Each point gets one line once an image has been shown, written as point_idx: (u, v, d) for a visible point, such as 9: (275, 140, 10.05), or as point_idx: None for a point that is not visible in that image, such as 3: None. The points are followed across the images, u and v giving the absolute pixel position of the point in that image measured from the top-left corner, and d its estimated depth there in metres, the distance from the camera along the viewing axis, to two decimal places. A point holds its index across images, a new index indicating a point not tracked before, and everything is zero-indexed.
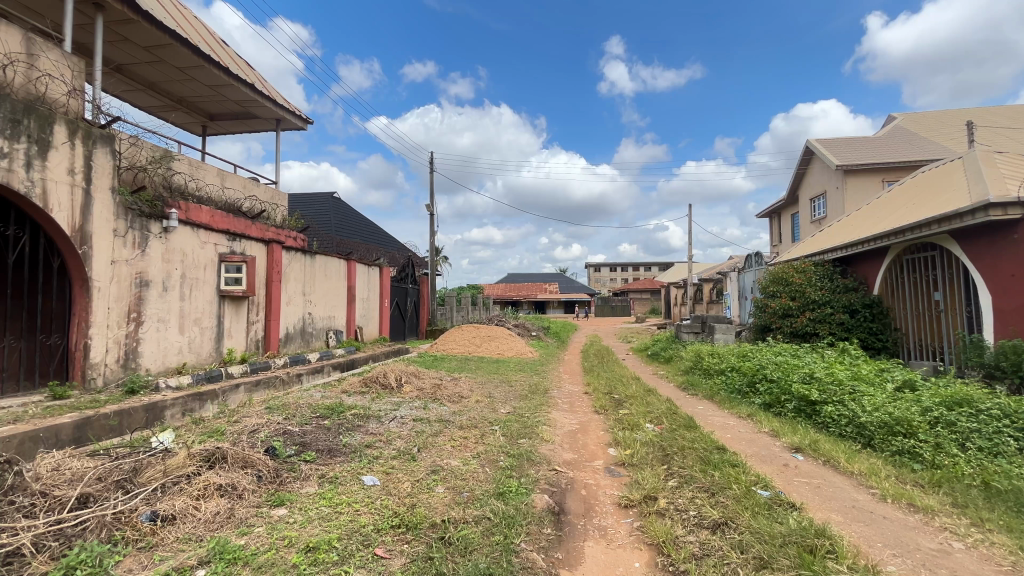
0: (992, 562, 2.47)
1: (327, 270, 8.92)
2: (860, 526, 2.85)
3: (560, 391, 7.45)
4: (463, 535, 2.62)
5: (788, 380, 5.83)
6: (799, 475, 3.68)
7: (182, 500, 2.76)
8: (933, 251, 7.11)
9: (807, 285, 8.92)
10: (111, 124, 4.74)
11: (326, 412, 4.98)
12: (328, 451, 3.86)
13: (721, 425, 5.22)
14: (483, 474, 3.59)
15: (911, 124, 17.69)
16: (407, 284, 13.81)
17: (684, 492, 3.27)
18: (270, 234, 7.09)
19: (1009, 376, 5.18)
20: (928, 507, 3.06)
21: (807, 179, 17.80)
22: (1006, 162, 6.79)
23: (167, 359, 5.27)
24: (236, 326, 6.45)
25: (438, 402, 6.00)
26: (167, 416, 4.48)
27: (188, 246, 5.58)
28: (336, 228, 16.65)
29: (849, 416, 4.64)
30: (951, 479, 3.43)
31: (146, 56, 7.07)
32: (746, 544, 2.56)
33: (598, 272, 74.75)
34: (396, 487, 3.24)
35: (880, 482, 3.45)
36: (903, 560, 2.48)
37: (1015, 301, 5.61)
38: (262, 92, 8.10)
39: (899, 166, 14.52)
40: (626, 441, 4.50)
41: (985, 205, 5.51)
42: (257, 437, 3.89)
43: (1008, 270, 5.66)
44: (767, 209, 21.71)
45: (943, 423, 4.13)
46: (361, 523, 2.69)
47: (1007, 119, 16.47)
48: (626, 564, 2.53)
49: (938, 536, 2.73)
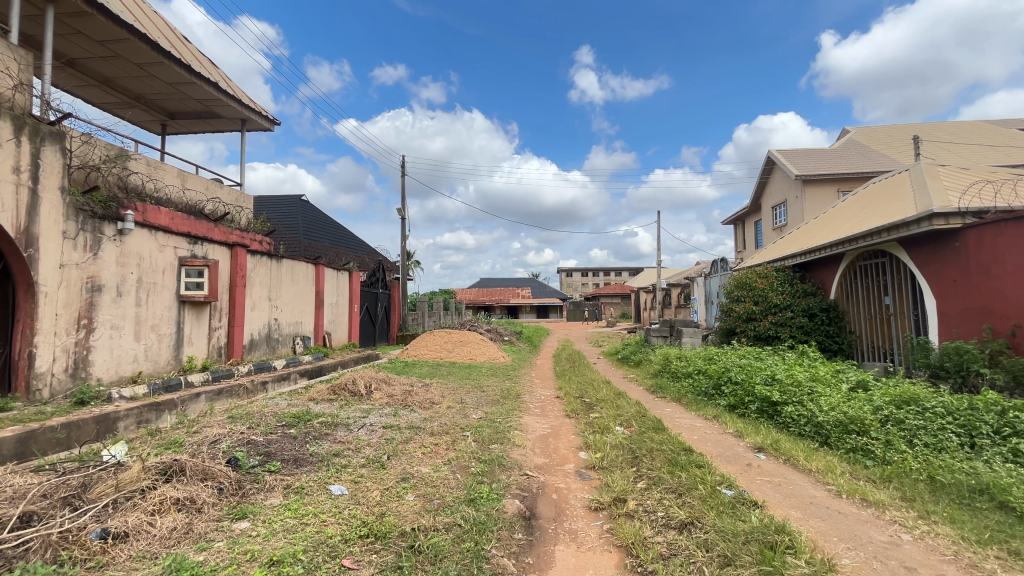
0: (938, 552, 2.62)
1: (294, 275, 8.72)
2: (816, 522, 2.97)
3: (532, 396, 7.48)
4: (433, 542, 2.60)
5: (751, 382, 6.05)
6: (761, 474, 3.80)
7: (136, 516, 2.64)
8: (882, 258, 7.53)
9: (769, 290, 9.26)
10: (61, 121, 4.52)
11: (292, 420, 4.84)
12: (294, 461, 3.75)
13: (688, 426, 5.35)
14: (453, 480, 3.56)
15: (863, 138, 18.69)
16: (378, 289, 13.61)
17: (653, 493, 3.34)
18: (234, 237, 6.87)
19: (952, 376, 5.47)
20: (879, 501, 3.21)
21: (769, 187, 18.55)
22: (948, 175, 7.24)
23: (121, 368, 5.02)
24: (197, 332, 6.20)
25: (408, 409, 5.91)
26: (120, 428, 4.26)
27: (145, 248, 5.34)
28: (304, 231, 16.31)
29: (807, 416, 4.84)
30: (900, 473, 3.62)
31: (101, 51, 6.76)
32: (711, 543, 2.63)
33: (570, 277, 75.56)
34: (365, 496, 3.18)
35: (836, 478, 3.61)
36: (856, 552, 2.60)
37: (957, 305, 5.98)
38: (226, 91, 7.85)
39: (852, 176, 15.28)
40: (596, 444, 4.56)
41: (929, 215, 5.84)
42: (219, 448, 3.75)
43: (950, 276, 6.04)
44: (731, 217, 22.52)
45: (893, 421, 4.35)
46: (328, 533, 2.63)
47: (949, 134, 17.61)
48: (596, 565, 2.56)
49: (888, 529, 2.87)
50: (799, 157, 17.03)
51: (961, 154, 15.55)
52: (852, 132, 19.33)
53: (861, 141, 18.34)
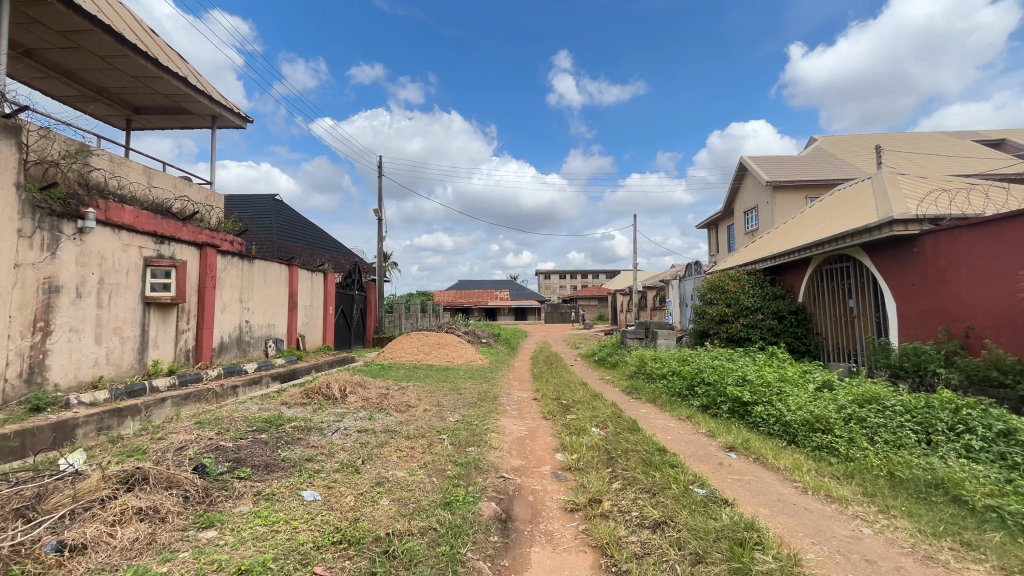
0: (896, 545, 2.72)
1: (266, 276, 8.51)
2: (783, 518, 3.06)
3: (509, 398, 7.49)
4: (408, 547, 2.57)
5: (723, 382, 6.20)
6: (732, 472, 3.89)
7: (95, 527, 2.53)
8: (847, 262, 7.81)
9: (741, 293, 9.51)
10: (17, 114, 4.31)
11: (264, 425, 4.73)
12: (264, 466, 3.65)
13: (662, 427, 5.45)
14: (429, 484, 3.53)
15: (829, 146, 19.40)
16: (354, 290, 13.41)
17: (628, 493, 3.38)
18: (203, 236, 6.67)
19: (910, 375, 5.71)
20: (842, 497, 3.33)
21: (741, 193, 19.05)
22: (907, 183, 7.57)
23: (80, 372, 4.81)
24: (163, 335, 5.99)
25: (384, 412, 5.83)
26: (79, 436, 4.08)
27: (107, 248, 5.13)
28: (277, 231, 15.95)
29: (775, 415, 4.99)
30: (862, 469, 3.76)
31: (61, 41, 6.48)
32: (683, 541, 2.69)
33: (548, 279, 75.94)
34: (339, 501, 3.12)
35: (802, 475, 3.73)
36: (820, 547, 2.69)
37: (915, 307, 6.25)
38: (195, 86, 7.63)
39: (819, 183, 15.82)
40: (573, 446, 4.60)
41: (890, 221, 6.09)
42: (185, 455, 3.64)
43: (909, 280, 6.31)
44: (705, 221, 23.04)
45: (856, 419, 4.51)
46: (300, 540, 2.57)
47: (909, 144, 18.44)
48: (571, 566, 2.58)
49: (851, 524, 2.98)
50: (770, 164, 17.52)
51: (920, 163, 16.30)
52: (819, 140, 20.05)
53: (827, 149, 19.04)
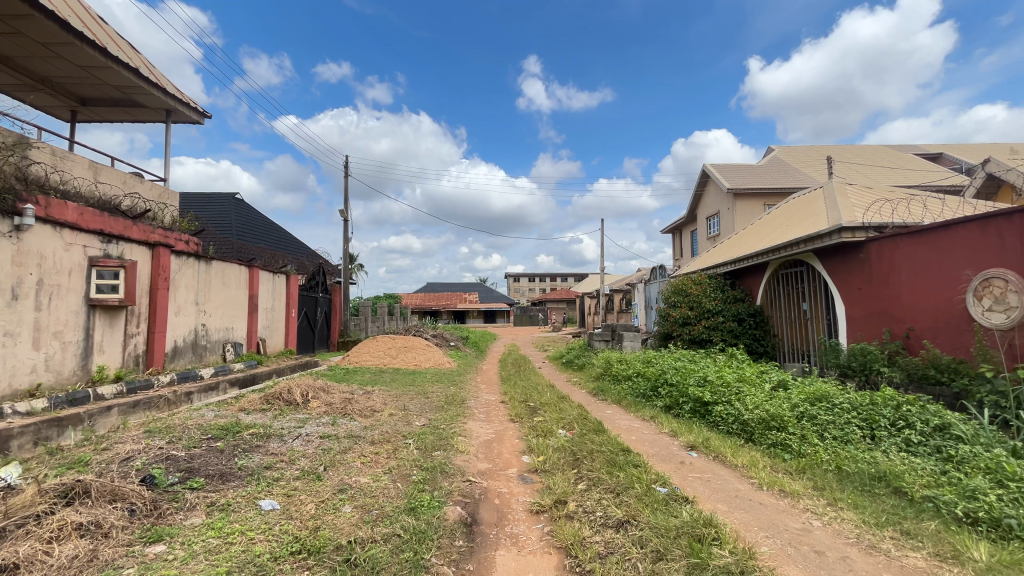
0: (842, 536, 2.86)
1: (224, 278, 8.18)
2: (741, 513, 3.17)
3: (477, 401, 7.45)
4: (371, 554, 2.52)
5: (685, 383, 6.37)
6: (692, 471, 4.00)
7: (30, 545, 2.36)
8: (801, 267, 8.17)
9: (703, 296, 9.82)
10: None
11: (219, 432, 4.54)
12: (219, 476, 3.50)
13: (627, 427, 5.56)
14: (394, 489, 3.47)
15: (786, 156, 20.31)
16: (318, 293, 13.07)
17: (593, 494, 3.42)
18: (156, 236, 6.36)
19: (857, 374, 6.02)
20: (794, 491, 3.47)
21: (704, 199, 19.67)
22: (855, 193, 8.00)
23: (15, 380, 4.48)
24: (110, 340, 5.66)
25: (347, 417, 5.71)
26: (14, 448, 3.79)
27: (48, 247, 4.82)
28: (236, 231, 15.40)
29: (734, 415, 5.16)
30: (812, 464, 3.95)
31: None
32: (645, 539, 2.74)
33: (518, 282, 76.33)
34: (299, 510, 3.03)
35: (758, 472, 3.87)
36: (774, 540, 2.80)
37: (862, 310, 6.60)
38: (148, 78, 7.27)
39: (777, 191, 16.54)
40: (539, 448, 4.61)
41: (839, 228, 6.41)
42: (133, 465, 3.45)
43: (856, 283, 6.66)
44: (670, 226, 23.73)
45: (808, 417, 4.72)
46: (256, 552, 2.48)
47: (858, 156, 19.51)
48: (535, 568, 2.58)
49: (801, 517, 3.12)
50: (731, 172, 18.15)
51: (868, 175, 17.25)
52: (776, 151, 20.96)
53: (784, 159, 19.92)
